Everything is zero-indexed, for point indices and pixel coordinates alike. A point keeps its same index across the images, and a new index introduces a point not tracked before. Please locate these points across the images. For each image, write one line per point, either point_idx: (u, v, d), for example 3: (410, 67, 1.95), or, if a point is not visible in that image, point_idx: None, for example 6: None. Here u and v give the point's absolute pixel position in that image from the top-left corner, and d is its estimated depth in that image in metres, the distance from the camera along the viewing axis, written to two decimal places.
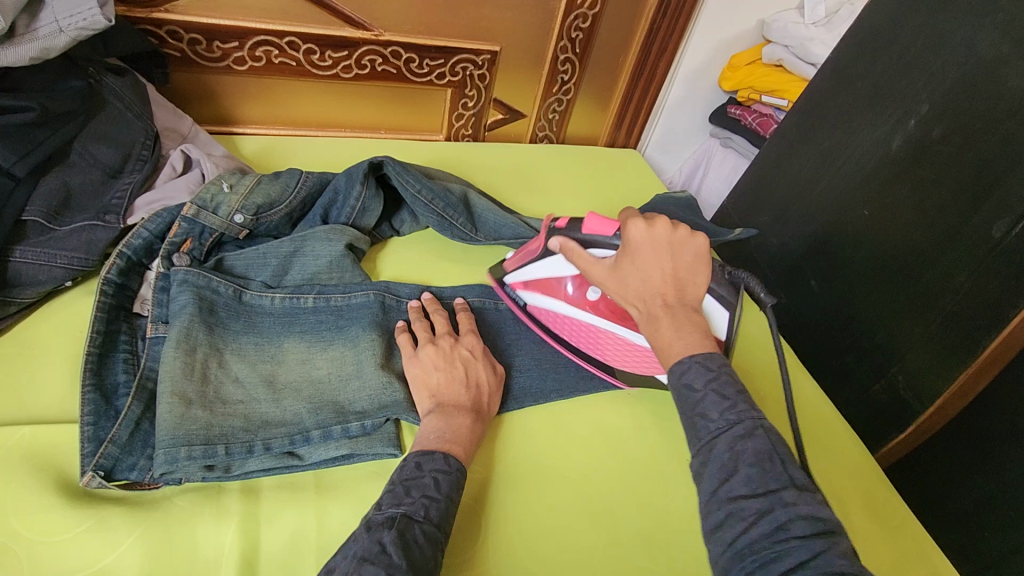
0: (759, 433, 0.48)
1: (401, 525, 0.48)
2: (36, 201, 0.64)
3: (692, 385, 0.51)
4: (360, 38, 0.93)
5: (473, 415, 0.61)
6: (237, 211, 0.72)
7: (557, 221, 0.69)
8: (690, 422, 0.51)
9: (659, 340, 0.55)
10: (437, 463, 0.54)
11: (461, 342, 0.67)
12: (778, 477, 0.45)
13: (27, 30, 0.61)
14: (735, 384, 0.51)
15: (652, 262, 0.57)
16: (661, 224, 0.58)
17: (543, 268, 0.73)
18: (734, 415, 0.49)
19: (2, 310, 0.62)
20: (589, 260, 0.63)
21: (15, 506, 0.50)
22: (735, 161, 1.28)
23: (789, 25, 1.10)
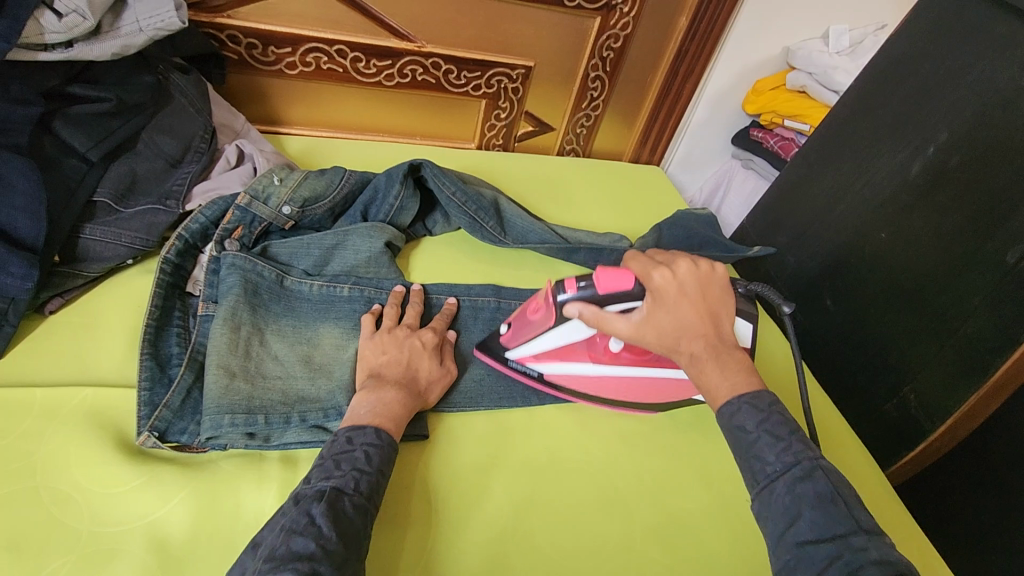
0: (818, 474, 0.48)
1: (331, 497, 0.49)
2: (105, 184, 0.69)
3: (744, 427, 0.51)
4: (403, 49, 0.99)
5: (406, 391, 0.62)
6: (285, 203, 0.77)
7: (564, 286, 0.63)
8: (746, 463, 0.51)
9: (706, 384, 0.55)
10: (368, 437, 0.55)
11: (416, 333, 0.69)
12: (843, 520, 0.45)
13: (111, 28, 0.67)
14: (788, 423, 0.51)
15: (685, 306, 0.57)
16: (683, 265, 0.59)
17: (550, 341, 0.69)
18: (790, 455, 0.49)
19: (70, 282, 0.67)
20: (614, 318, 0.59)
21: (79, 459, 0.55)
22: (756, 182, 1.31)
23: (813, 53, 1.12)
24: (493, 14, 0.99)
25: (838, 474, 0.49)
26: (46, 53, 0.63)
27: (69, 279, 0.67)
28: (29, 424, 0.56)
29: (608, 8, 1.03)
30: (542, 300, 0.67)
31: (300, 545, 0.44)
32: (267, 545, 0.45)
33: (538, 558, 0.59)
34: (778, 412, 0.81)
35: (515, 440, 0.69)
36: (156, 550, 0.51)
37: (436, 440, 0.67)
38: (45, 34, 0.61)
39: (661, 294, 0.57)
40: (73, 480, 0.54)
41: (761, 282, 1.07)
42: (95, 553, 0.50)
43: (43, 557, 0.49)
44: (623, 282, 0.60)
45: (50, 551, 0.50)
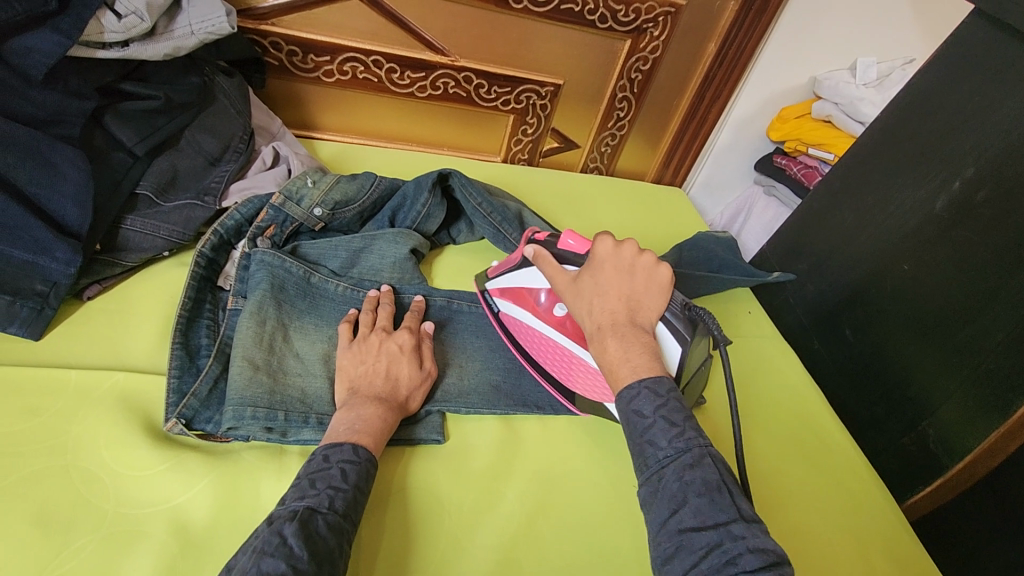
0: (705, 462, 0.49)
1: (304, 517, 0.49)
2: (148, 177, 0.72)
3: (641, 412, 0.53)
4: (438, 62, 1.02)
5: (386, 405, 0.61)
6: (317, 205, 0.79)
7: (534, 237, 0.71)
8: (639, 448, 0.52)
9: (606, 361, 0.57)
10: (345, 454, 0.55)
11: (393, 337, 0.68)
12: (724, 509, 0.46)
13: (166, 30, 0.70)
14: (684, 411, 0.53)
15: (608, 278, 0.60)
16: (627, 246, 0.63)
17: (518, 276, 0.73)
18: (683, 442, 0.51)
19: (109, 270, 0.69)
20: (556, 270, 0.65)
21: (109, 441, 0.57)
22: (777, 210, 1.29)
23: (841, 83, 1.12)
24: (526, 33, 1.02)
25: (721, 461, 0.51)
26: (104, 51, 0.66)
27: (107, 267, 0.69)
28: (62, 404, 0.58)
29: (638, 31, 1.05)
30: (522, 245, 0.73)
31: (269, 566, 0.44)
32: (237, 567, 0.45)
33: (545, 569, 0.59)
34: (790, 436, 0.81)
35: (526, 447, 0.70)
36: (176, 532, 0.53)
37: (452, 445, 0.68)
38: (105, 33, 0.65)
39: (595, 262, 0.62)
40: (101, 460, 0.56)
41: (780, 309, 1.08)
42: (117, 533, 0.52)
43: (68, 533, 0.51)
44: (578, 244, 0.65)
45: (75, 528, 0.51)
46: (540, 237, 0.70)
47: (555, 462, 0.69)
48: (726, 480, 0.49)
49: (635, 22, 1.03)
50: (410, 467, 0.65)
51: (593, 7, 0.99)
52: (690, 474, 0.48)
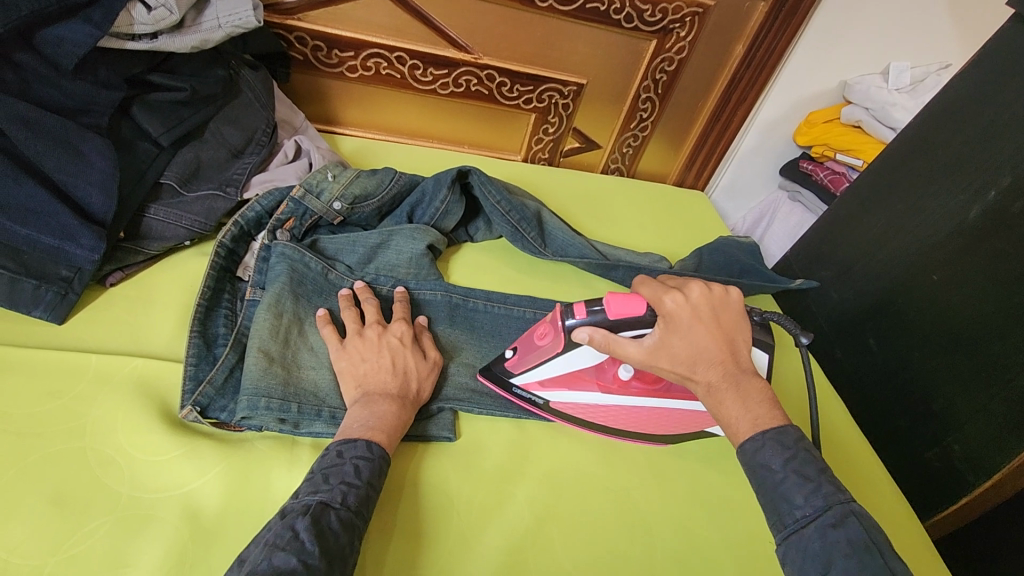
0: (850, 520, 0.48)
1: (317, 512, 0.49)
2: (172, 168, 0.73)
3: (770, 466, 0.52)
4: (461, 60, 1.02)
5: (400, 402, 0.61)
6: (336, 198, 0.79)
7: (572, 311, 0.62)
8: (773, 504, 0.51)
9: (724, 414, 0.56)
10: (359, 450, 0.55)
11: (390, 329, 0.67)
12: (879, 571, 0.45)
13: (193, 23, 0.71)
14: (814, 460, 0.52)
15: (699, 330, 0.57)
16: (695, 289, 0.59)
17: (560, 365, 0.67)
18: (820, 499, 0.49)
19: (132, 257, 0.71)
20: (629, 346, 0.59)
21: (127, 425, 0.57)
22: (803, 216, 1.26)
23: (871, 88, 1.10)
24: (550, 31, 1.01)
25: (868, 518, 0.49)
26: (133, 42, 0.67)
27: (131, 255, 0.70)
28: (82, 387, 0.59)
29: (664, 31, 1.04)
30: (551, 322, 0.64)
31: (281, 560, 0.44)
32: (250, 559, 0.45)
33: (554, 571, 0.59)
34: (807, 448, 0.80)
35: (538, 447, 0.69)
36: (187, 518, 0.53)
37: (463, 442, 0.68)
38: (134, 25, 0.65)
39: (674, 319, 0.57)
40: (117, 444, 0.56)
41: (801, 317, 1.06)
42: (132, 516, 0.52)
43: (84, 515, 0.52)
44: (633, 307, 0.59)
45: (91, 510, 0.52)
46: (580, 309, 0.61)
47: (566, 464, 0.68)
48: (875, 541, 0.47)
49: (662, 22, 1.02)
50: (419, 463, 0.64)
51: (620, 6, 0.98)
52: (834, 534, 0.47)
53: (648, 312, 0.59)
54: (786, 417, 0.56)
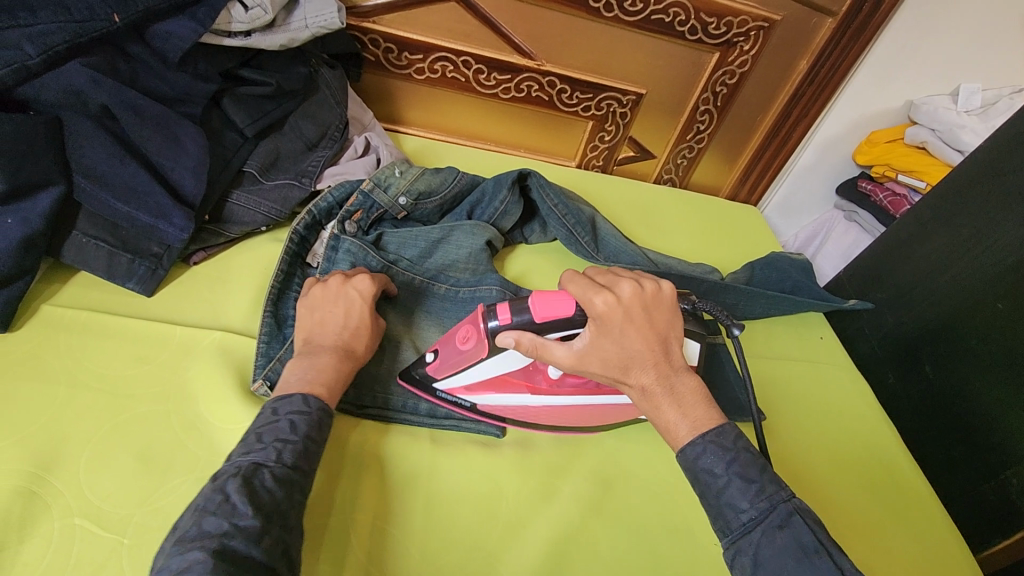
0: (795, 520, 0.49)
1: (249, 472, 0.49)
2: (254, 157, 0.78)
3: (713, 471, 0.52)
4: (524, 65, 1.04)
5: (343, 356, 0.61)
6: (402, 194, 0.82)
7: (495, 312, 0.59)
8: (718, 510, 0.52)
9: (663, 420, 0.55)
10: (294, 405, 0.55)
11: (350, 282, 0.66)
12: (828, 569, 0.46)
13: (283, 23, 0.76)
14: (755, 460, 0.52)
15: (632, 332, 0.54)
16: (626, 288, 0.55)
17: (484, 371, 0.63)
18: (765, 501, 0.50)
19: (214, 238, 0.75)
20: (558, 352, 0.57)
21: (206, 394, 0.62)
22: (858, 236, 1.20)
23: (939, 109, 1.04)
24: (614, 42, 1.03)
25: (809, 512, 0.50)
26: (229, 39, 0.71)
27: (213, 236, 0.75)
28: (168, 355, 0.64)
29: (728, 44, 1.05)
30: (470, 324, 0.61)
31: (211, 525, 0.44)
32: (181, 526, 0.46)
33: (597, 566, 0.60)
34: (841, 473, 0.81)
35: (585, 445, 0.70)
36: None
37: (513, 435, 0.70)
38: (232, 23, 0.70)
39: (603, 322, 0.54)
40: (199, 411, 0.61)
41: (853, 338, 1.04)
42: (209, 477, 0.56)
43: (166, 471, 0.56)
44: (561, 309, 0.57)
45: (173, 468, 0.56)
46: (503, 313, 0.58)
47: (613, 464, 0.69)
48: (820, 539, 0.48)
49: (726, 35, 1.03)
50: (469, 450, 0.67)
51: (684, 18, 1.00)
52: (779, 537, 0.48)
53: (577, 314, 0.57)
54: (723, 414, 0.55)
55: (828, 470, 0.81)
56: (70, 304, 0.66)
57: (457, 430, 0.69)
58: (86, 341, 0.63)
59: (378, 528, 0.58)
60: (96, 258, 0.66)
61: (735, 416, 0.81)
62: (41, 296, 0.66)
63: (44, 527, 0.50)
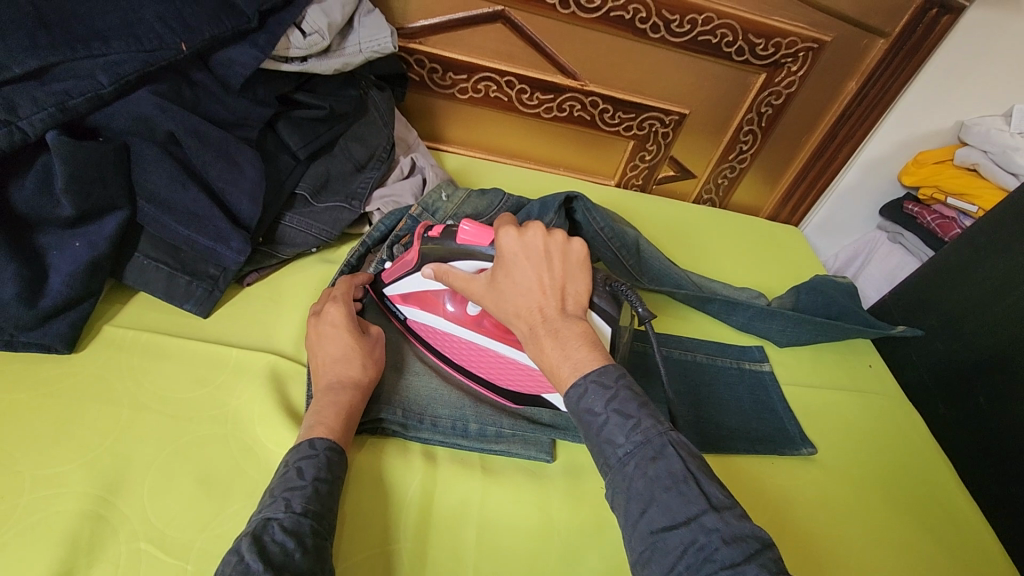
0: (668, 451, 0.45)
1: (259, 529, 0.48)
2: (306, 179, 0.79)
3: (592, 410, 0.48)
4: (567, 86, 1.04)
5: (342, 392, 0.61)
6: (450, 217, 0.82)
7: (432, 229, 0.65)
8: (597, 447, 0.48)
9: (545, 362, 0.51)
10: (301, 452, 0.55)
11: (322, 316, 0.66)
12: (695, 499, 0.43)
13: (339, 48, 0.76)
14: (635, 396, 0.48)
15: (524, 274, 0.53)
16: (533, 232, 0.54)
17: (416, 285, 0.69)
18: (640, 435, 0.46)
19: (267, 260, 0.76)
20: (464, 279, 0.59)
21: (261, 417, 0.62)
22: (903, 259, 1.15)
23: (992, 129, 1.00)
24: (659, 62, 1.02)
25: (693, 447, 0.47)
26: (287, 65, 0.72)
27: (267, 258, 0.76)
28: (225, 377, 0.65)
29: (775, 65, 1.03)
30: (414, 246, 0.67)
31: None
32: None
33: None
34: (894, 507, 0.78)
35: None
36: None
37: (560, 465, 0.69)
38: (290, 49, 0.71)
39: (502, 258, 0.54)
40: (255, 435, 0.61)
41: (899, 365, 1.01)
42: None
43: (225, 498, 0.56)
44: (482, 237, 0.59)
45: (232, 494, 0.57)
46: (434, 235, 0.64)
47: None
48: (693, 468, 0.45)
49: (773, 56, 1.02)
50: (518, 478, 0.66)
51: (731, 39, 0.99)
52: (651, 470, 0.45)
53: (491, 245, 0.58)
54: (611, 358, 0.51)
55: (879, 505, 0.78)
56: (130, 325, 0.68)
57: (506, 456, 0.68)
58: (147, 363, 0.64)
59: (432, 561, 0.58)
60: (157, 280, 0.68)
61: (787, 447, 0.80)
62: (103, 317, 0.68)
63: (110, 552, 0.51)
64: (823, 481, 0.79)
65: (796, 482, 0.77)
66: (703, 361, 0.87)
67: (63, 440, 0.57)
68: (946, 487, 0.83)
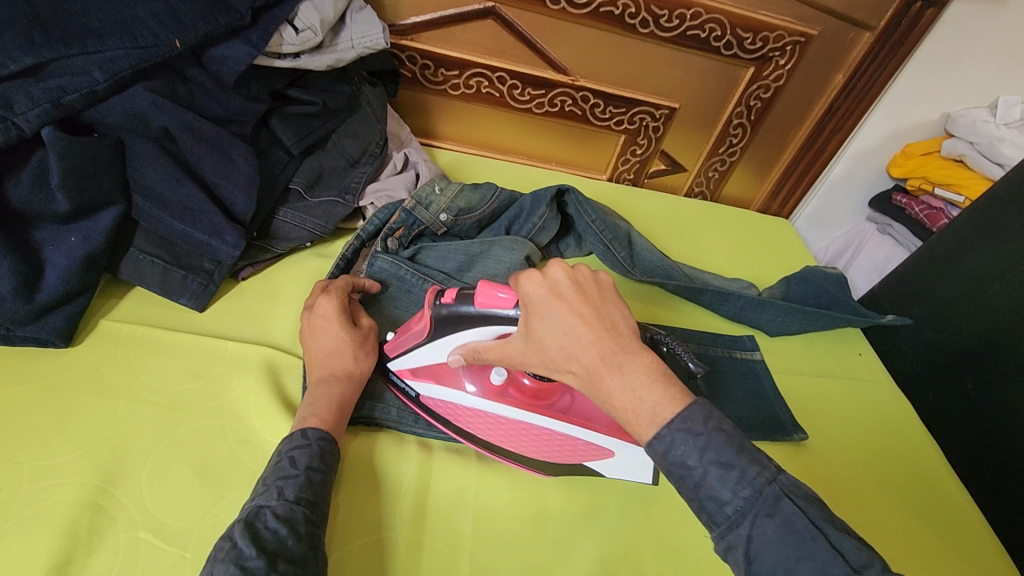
0: (783, 505, 0.45)
1: (251, 516, 0.49)
2: (299, 175, 0.80)
3: (686, 464, 0.47)
4: (559, 81, 1.05)
5: (337, 384, 0.62)
6: (443, 210, 0.83)
7: (444, 296, 0.61)
8: (701, 504, 0.48)
9: (619, 407, 0.50)
10: (294, 442, 0.56)
11: (315, 310, 0.67)
12: (829, 556, 0.43)
13: (331, 44, 0.77)
14: (730, 441, 0.47)
15: (561, 316, 0.50)
16: (555, 269, 0.52)
17: (430, 354, 0.64)
18: (749, 489, 0.46)
19: (261, 255, 0.77)
20: (499, 341, 0.57)
21: (257, 408, 0.63)
22: (892, 249, 1.17)
23: (978, 121, 1.01)
24: (649, 56, 1.03)
25: (799, 488, 0.47)
26: (280, 60, 0.73)
27: (261, 252, 0.77)
28: (221, 370, 0.65)
29: (763, 58, 1.05)
30: (425, 311, 0.63)
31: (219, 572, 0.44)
32: None
33: None
34: (884, 492, 0.80)
35: None
36: None
37: None
38: (283, 45, 0.72)
39: (533, 305, 0.52)
40: (252, 425, 0.62)
41: (889, 353, 1.03)
42: None
43: (223, 487, 0.57)
44: (500, 300, 0.56)
45: (229, 483, 0.57)
46: (448, 301, 0.60)
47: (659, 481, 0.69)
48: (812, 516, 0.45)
49: (761, 49, 1.03)
50: (512, 466, 0.67)
51: (720, 34, 1.00)
52: (769, 527, 0.45)
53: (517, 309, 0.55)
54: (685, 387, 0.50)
55: (869, 490, 0.79)
56: (126, 319, 0.68)
57: None
58: (143, 356, 0.65)
59: (427, 547, 0.59)
60: (152, 275, 0.69)
61: (779, 433, 0.81)
62: (100, 311, 0.68)
63: (110, 540, 0.52)
64: (814, 467, 0.80)
65: (787, 469, 0.78)
66: (696, 351, 0.89)
67: (61, 431, 0.57)
68: (935, 471, 0.85)
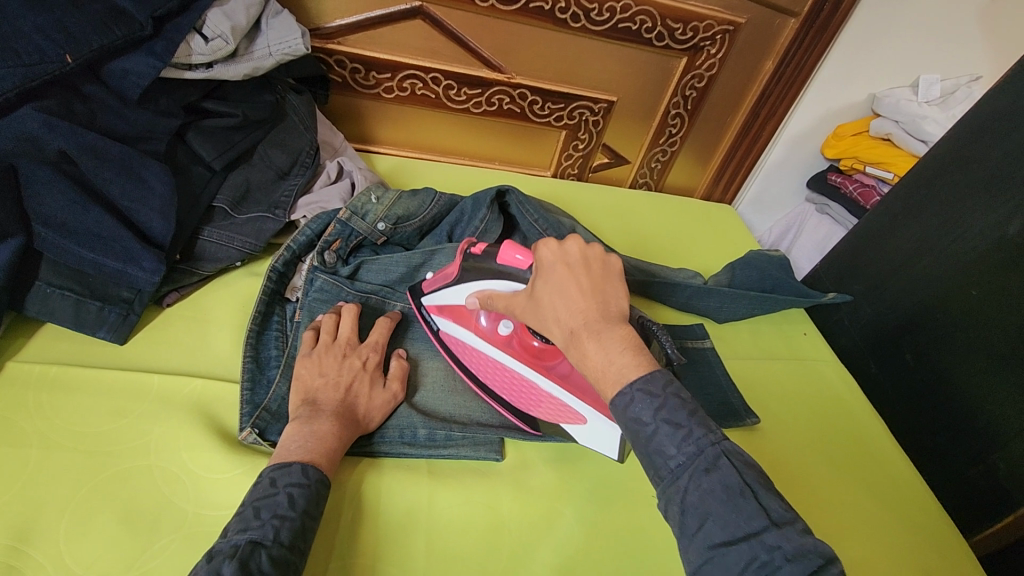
0: (722, 463, 0.44)
1: (246, 554, 0.46)
2: (224, 191, 0.76)
3: (640, 420, 0.47)
4: (494, 79, 1.04)
5: (344, 423, 0.60)
6: (381, 219, 0.80)
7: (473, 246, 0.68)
8: (647, 457, 0.47)
9: (588, 366, 0.50)
10: (292, 477, 0.53)
11: (356, 352, 0.67)
12: (755, 514, 0.43)
13: (246, 52, 0.73)
14: (684, 406, 0.47)
15: (562, 280, 0.53)
16: (571, 243, 0.55)
17: (451, 295, 0.70)
18: (693, 446, 0.45)
19: (187, 278, 0.73)
20: (508, 296, 0.61)
21: (187, 443, 0.59)
22: (831, 229, 1.21)
23: (901, 100, 1.05)
24: (583, 50, 1.03)
25: (741, 453, 0.46)
26: (191, 72, 0.69)
27: (186, 276, 0.72)
28: (146, 405, 0.61)
29: (695, 48, 1.06)
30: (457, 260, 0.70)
31: None
32: None
33: None
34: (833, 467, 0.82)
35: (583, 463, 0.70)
36: None
37: (508, 462, 0.68)
38: (192, 55, 0.68)
39: (542, 269, 0.55)
40: (182, 462, 0.58)
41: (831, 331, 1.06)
42: (197, 533, 0.54)
43: (152, 532, 0.53)
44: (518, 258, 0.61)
45: (160, 527, 0.54)
46: (476, 251, 0.68)
47: (614, 479, 0.69)
48: (749, 479, 0.44)
49: (692, 40, 1.04)
50: (464, 478, 0.65)
51: (651, 25, 1.00)
52: (707, 483, 0.44)
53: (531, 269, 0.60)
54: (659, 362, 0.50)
55: (819, 466, 0.81)
56: (38, 359, 0.63)
57: (454, 459, 0.67)
58: (57, 399, 0.60)
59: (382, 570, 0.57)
60: (62, 308, 0.64)
61: (731, 420, 0.81)
62: (5, 352, 0.63)
63: None
64: (767, 449, 0.81)
65: None
66: None
67: None
68: (880, 441, 0.88)
